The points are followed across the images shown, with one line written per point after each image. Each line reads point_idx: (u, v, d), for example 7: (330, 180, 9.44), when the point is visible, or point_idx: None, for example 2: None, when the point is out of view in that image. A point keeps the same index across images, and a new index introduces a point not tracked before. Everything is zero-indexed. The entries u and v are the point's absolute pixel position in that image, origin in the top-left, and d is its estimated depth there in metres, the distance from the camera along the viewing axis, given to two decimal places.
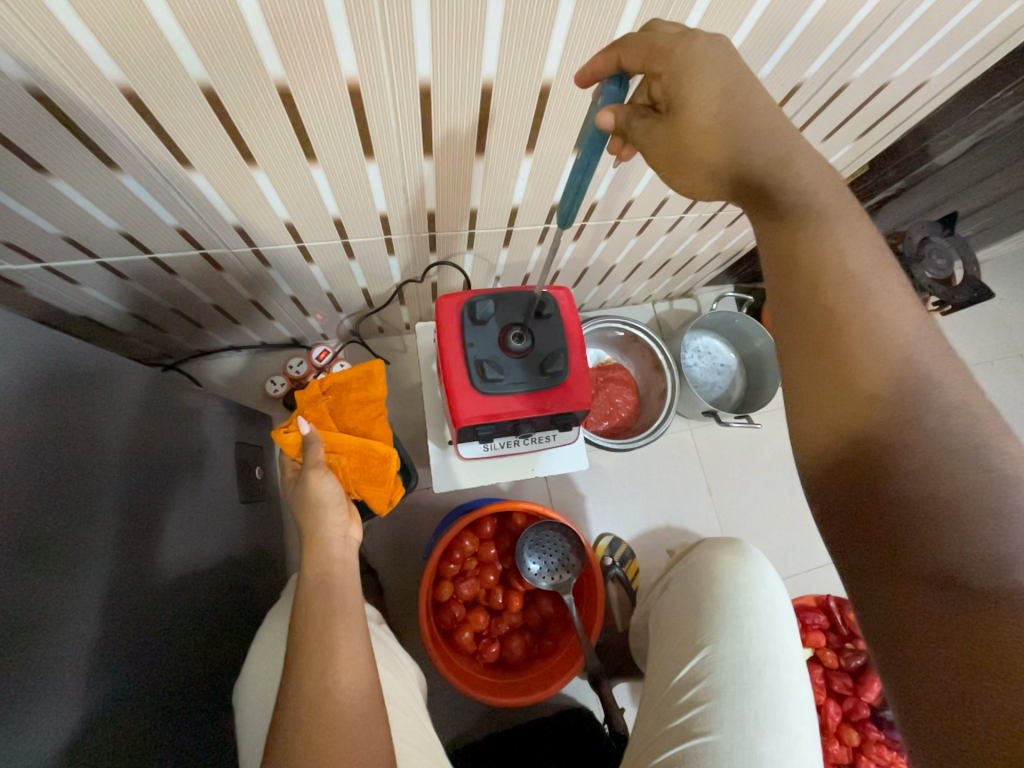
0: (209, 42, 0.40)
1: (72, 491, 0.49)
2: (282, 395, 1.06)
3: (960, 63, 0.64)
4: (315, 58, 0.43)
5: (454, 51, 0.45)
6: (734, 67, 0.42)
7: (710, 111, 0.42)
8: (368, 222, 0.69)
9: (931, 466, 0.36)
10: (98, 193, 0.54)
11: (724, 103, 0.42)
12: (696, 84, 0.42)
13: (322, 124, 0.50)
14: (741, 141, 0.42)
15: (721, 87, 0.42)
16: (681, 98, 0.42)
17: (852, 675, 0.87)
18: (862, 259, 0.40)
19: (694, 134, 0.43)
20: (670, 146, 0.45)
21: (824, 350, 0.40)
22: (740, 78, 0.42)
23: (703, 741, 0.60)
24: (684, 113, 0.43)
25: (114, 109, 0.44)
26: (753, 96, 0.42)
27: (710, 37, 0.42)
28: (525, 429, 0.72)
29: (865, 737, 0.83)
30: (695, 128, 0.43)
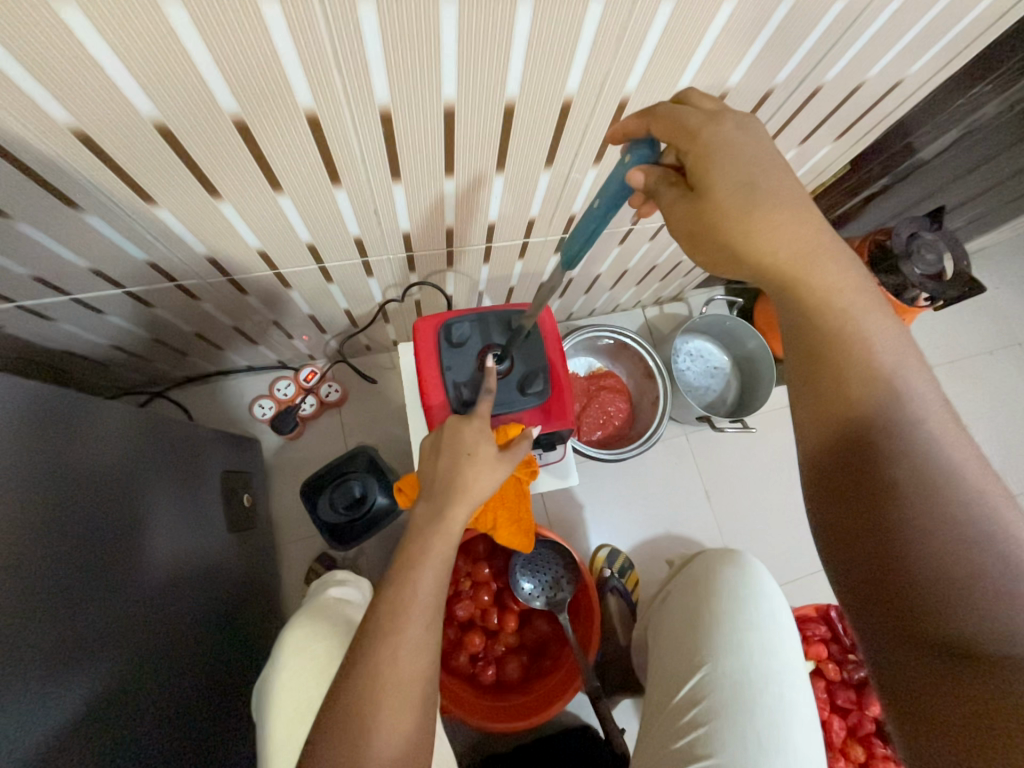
0: (158, 81, 0.39)
1: (31, 542, 0.48)
2: (270, 419, 1.05)
3: (936, 60, 0.63)
4: (268, 91, 0.42)
5: (412, 77, 0.44)
6: (761, 156, 0.44)
7: (737, 192, 0.43)
8: (343, 246, 0.68)
9: (926, 506, 0.40)
10: (61, 233, 0.53)
11: (750, 188, 0.43)
12: (720, 170, 0.43)
13: (284, 155, 0.49)
14: (764, 221, 0.43)
15: (748, 174, 0.43)
16: (710, 179, 0.43)
17: (856, 687, 0.85)
18: (842, 291, 0.44)
19: (720, 216, 0.43)
20: (697, 225, 0.45)
21: (823, 378, 0.45)
22: (763, 164, 0.44)
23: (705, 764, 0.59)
24: (711, 193, 0.43)
25: (69, 150, 0.44)
26: (769, 173, 0.43)
27: (735, 128, 0.44)
28: None
29: (871, 752, 0.82)
30: (724, 207, 0.43)
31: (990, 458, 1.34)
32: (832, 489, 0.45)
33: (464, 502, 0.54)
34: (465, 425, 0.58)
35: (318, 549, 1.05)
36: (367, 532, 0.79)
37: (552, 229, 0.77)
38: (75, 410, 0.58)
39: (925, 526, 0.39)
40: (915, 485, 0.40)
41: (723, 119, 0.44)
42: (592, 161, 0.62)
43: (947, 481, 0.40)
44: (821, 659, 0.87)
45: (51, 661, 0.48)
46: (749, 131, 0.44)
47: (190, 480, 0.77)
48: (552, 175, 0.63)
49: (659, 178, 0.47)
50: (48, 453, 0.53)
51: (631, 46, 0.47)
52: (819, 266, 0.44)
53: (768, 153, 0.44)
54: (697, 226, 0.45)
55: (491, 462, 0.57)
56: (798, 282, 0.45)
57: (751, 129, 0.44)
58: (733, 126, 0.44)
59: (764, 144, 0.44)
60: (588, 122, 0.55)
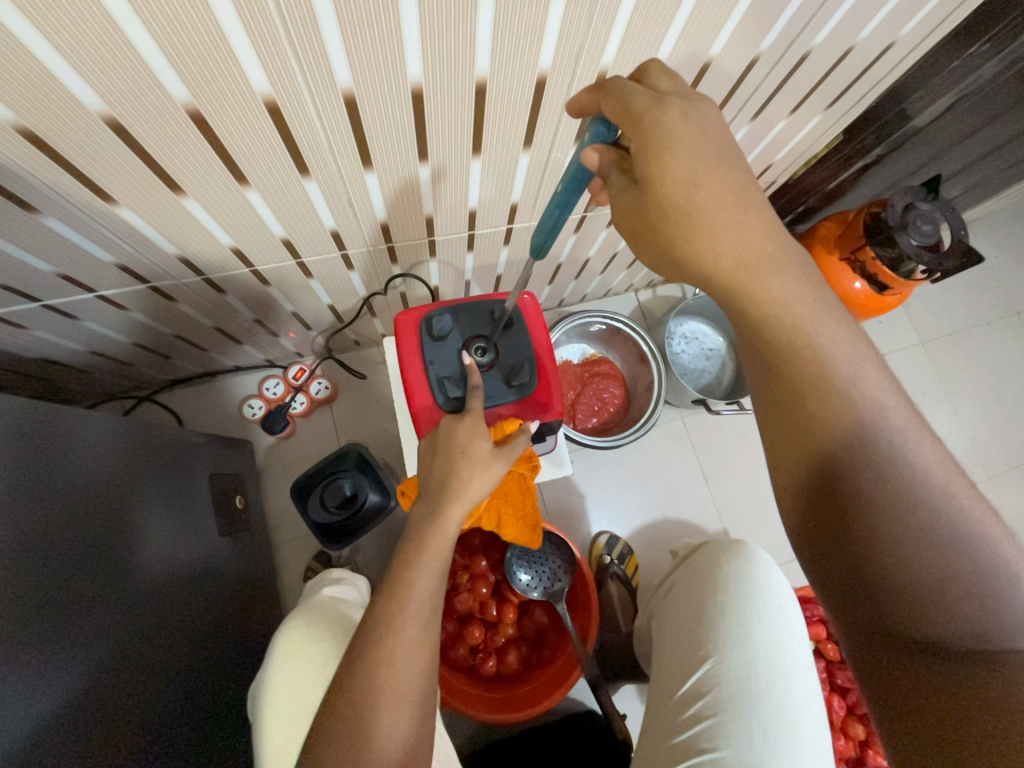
0: (100, 70, 0.37)
1: (11, 556, 0.47)
2: (260, 419, 1.04)
3: (929, 19, 0.60)
4: (220, 77, 0.40)
5: (374, 57, 0.42)
6: (703, 147, 0.42)
7: (676, 188, 0.42)
8: (318, 240, 0.66)
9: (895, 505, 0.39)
10: (19, 236, 0.51)
11: (691, 184, 0.42)
12: (662, 161, 0.42)
13: (245, 145, 0.47)
14: (713, 217, 0.42)
15: (690, 169, 0.42)
16: (651, 174, 0.42)
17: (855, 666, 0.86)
18: (809, 283, 0.43)
19: (662, 210, 0.43)
20: (641, 219, 0.45)
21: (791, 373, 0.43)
22: (707, 155, 0.42)
23: (711, 757, 0.59)
24: (653, 191, 0.43)
25: (15, 149, 0.41)
26: (714, 158, 0.42)
27: (678, 116, 0.42)
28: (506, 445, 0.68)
29: (870, 729, 0.82)
30: (665, 203, 0.43)
31: (988, 430, 1.33)
32: (801, 506, 0.44)
33: (461, 503, 0.53)
34: (458, 423, 0.57)
35: (315, 547, 1.05)
36: (360, 530, 0.78)
37: (536, 214, 0.74)
38: (54, 419, 0.57)
39: (897, 539, 0.39)
40: (880, 507, 0.39)
41: (666, 105, 0.42)
42: (572, 140, 0.60)
43: (912, 494, 0.39)
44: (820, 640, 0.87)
45: (40, 674, 0.47)
46: (696, 118, 0.42)
47: (179, 485, 0.76)
48: (531, 156, 0.61)
49: (610, 161, 0.46)
50: (23, 464, 0.51)
51: (605, 14, 0.44)
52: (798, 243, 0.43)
53: (713, 141, 0.42)
54: (641, 222, 0.45)
55: (485, 458, 0.56)
56: (754, 265, 0.42)
57: (697, 115, 0.42)
58: (677, 115, 0.42)
59: (711, 131, 0.43)
60: (565, 98, 0.53)
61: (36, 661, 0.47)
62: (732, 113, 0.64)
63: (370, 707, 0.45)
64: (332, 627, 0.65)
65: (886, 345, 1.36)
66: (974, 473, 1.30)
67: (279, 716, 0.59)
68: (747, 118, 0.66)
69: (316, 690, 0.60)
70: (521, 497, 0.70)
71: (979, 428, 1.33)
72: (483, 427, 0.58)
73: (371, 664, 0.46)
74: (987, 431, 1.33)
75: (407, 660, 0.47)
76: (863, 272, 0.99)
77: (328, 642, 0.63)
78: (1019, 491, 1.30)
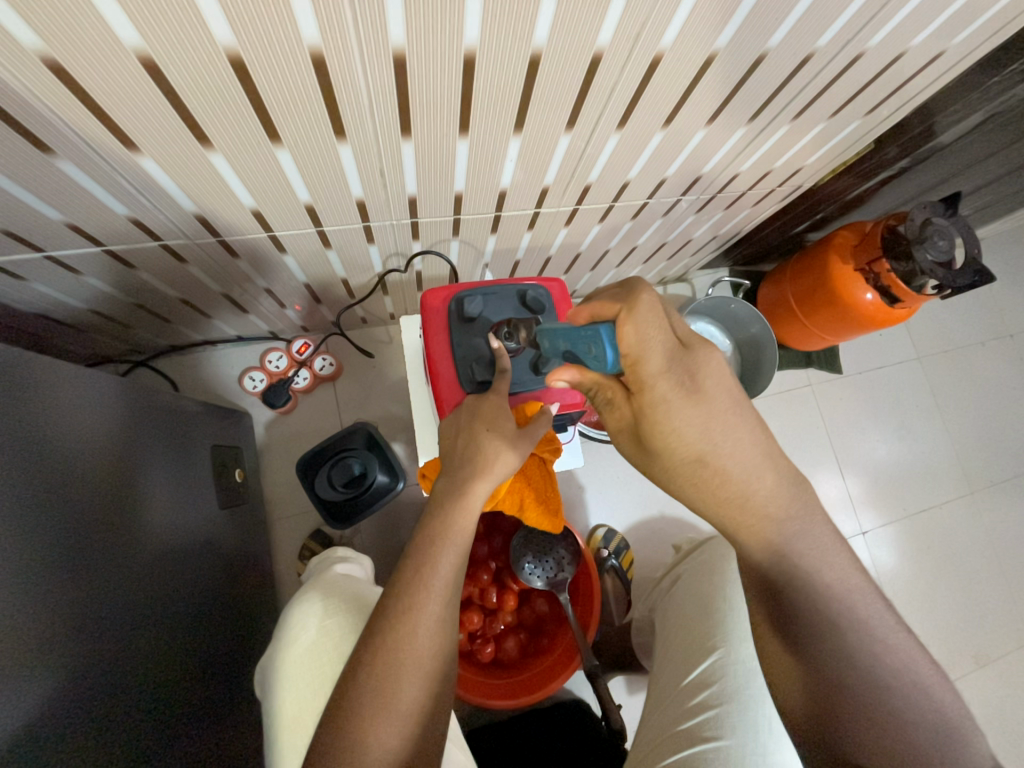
0: (142, 3, 0.34)
1: (17, 516, 0.46)
2: (261, 392, 1.00)
3: (979, 32, 0.59)
4: (270, 24, 0.37)
5: (434, 17, 0.40)
6: (714, 426, 0.45)
7: (685, 462, 0.46)
8: (344, 209, 0.64)
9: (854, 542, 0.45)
10: (32, 179, 0.48)
11: (698, 460, 0.46)
12: (672, 436, 0.46)
13: (284, 100, 0.44)
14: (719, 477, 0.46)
15: (699, 449, 0.45)
16: (659, 444, 0.47)
17: None
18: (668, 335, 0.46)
19: (672, 472, 0.48)
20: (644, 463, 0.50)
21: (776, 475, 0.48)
22: (714, 433, 0.45)
23: (715, 746, 0.60)
24: (664, 455, 0.47)
25: (36, 81, 0.38)
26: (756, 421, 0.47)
27: (685, 399, 0.45)
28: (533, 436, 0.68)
29: None
30: (681, 474, 0.47)
31: (977, 446, 1.38)
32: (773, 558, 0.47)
33: (487, 481, 0.52)
34: (487, 404, 0.56)
35: (312, 526, 1.03)
36: (366, 511, 0.77)
37: (565, 199, 0.73)
38: (57, 371, 0.54)
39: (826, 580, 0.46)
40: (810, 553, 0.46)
41: (672, 385, 0.45)
42: (614, 127, 0.58)
43: None
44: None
45: (39, 639, 0.45)
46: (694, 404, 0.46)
47: (179, 456, 0.74)
48: (570, 141, 0.59)
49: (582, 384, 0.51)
50: (29, 421, 0.49)
51: None
52: (713, 370, 0.46)
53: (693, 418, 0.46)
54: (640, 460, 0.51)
55: (511, 441, 0.55)
56: (718, 420, 0.45)
57: (700, 387, 0.45)
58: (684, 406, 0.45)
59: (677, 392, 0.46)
60: (616, 82, 0.51)
61: (35, 626, 0.45)
62: (775, 109, 0.63)
63: (389, 682, 0.45)
64: (345, 602, 0.64)
65: (886, 358, 1.38)
66: (959, 488, 1.35)
67: (296, 689, 0.58)
68: (787, 118, 0.65)
69: (332, 663, 0.59)
70: (540, 485, 0.71)
71: (966, 446, 1.38)
72: (507, 409, 0.57)
73: (392, 643, 0.46)
74: (975, 448, 1.38)
75: (426, 637, 0.47)
76: (876, 284, 1.00)
77: (342, 617, 0.62)
78: (1000, 507, 1.35)
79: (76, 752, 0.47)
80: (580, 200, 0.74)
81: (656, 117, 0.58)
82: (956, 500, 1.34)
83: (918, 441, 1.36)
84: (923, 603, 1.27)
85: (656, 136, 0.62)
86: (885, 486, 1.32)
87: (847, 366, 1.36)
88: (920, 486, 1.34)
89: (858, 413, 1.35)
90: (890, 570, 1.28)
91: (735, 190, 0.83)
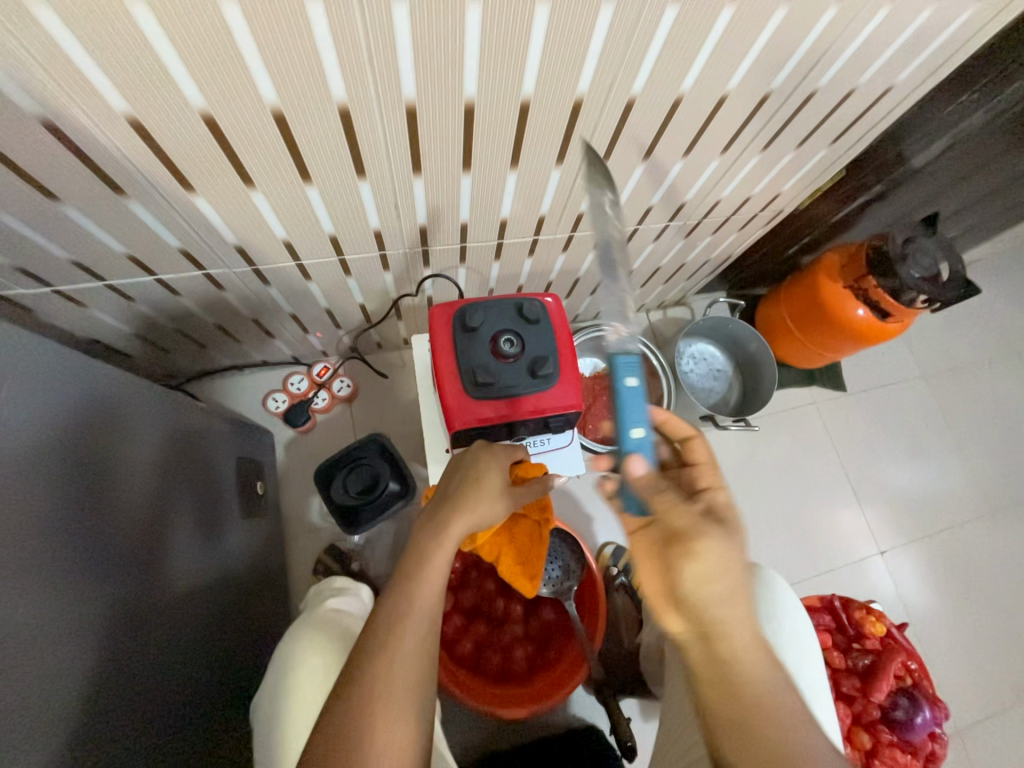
0: (208, 71, 0.43)
1: (81, 513, 0.52)
2: (283, 412, 1.07)
3: (921, 69, 0.67)
4: (307, 84, 0.46)
5: (439, 73, 0.48)
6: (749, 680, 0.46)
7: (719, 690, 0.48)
8: (363, 239, 0.72)
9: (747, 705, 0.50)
10: (107, 217, 0.57)
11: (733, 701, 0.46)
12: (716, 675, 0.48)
13: (314, 145, 0.53)
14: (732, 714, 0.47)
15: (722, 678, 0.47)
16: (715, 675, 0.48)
17: (861, 675, 0.80)
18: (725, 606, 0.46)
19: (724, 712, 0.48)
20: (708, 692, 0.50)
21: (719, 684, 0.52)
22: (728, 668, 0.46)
23: None
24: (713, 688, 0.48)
25: (119, 135, 0.47)
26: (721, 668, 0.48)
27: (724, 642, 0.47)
28: (521, 433, 0.68)
29: (876, 740, 0.77)
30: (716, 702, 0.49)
31: (993, 464, 1.36)
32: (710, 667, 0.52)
33: (467, 524, 0.57)
34: (483, 456, 0.62)
35: (327, 542, 1.07)
36: (377, 519, 0.80)
37: (561, 227, 0.80)
38: (125, 390, 0.63)
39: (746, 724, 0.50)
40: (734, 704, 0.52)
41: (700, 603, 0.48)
42: (600, 160, 0.66)
43: None
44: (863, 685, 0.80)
45: (80, 637, 0.49)
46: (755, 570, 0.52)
47: (205, 467, 0.79)
48: (561, 174, 0.67)
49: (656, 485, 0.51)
50: (91, 431, 0.56)
51: (638, 49, 0.51)
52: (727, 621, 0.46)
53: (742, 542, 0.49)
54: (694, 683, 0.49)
55: (494, 494, 0.60)
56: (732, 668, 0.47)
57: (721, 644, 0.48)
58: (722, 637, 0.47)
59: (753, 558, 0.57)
60: (597, 121, 0.59)
61: (55, 643, 0.47)
62: (745, 141, 0.70)
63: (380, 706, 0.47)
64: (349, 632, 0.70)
65: (891, 376, 1.40)
66: (977, 507, 1.32)
67: (295, 713, 0.62)
68: (757, 149, 0.73)
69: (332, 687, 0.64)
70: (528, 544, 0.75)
71: (983, 464, 1.36)
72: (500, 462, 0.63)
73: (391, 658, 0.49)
74: (993, 466, 1.36)
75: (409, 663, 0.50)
76: (865, 300, 1.05)
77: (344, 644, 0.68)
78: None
79: (110, 738, 0.50)
80: (575, 227, 0.81)
81: (637, 151, 0.65)
82: (978, 521, 1.32)
83: (931, 459, 1.35)
84: (949, 627, 1.23)
85: (639, 168, 0.70)
86: (901, 506, 1.31)
87: (851, 384, 1.38)
88: (937, 504, 1.32)
89: (866, 431, 1.35)
90: (911, 593, 1.25)
91: (719, 216, 0.90)
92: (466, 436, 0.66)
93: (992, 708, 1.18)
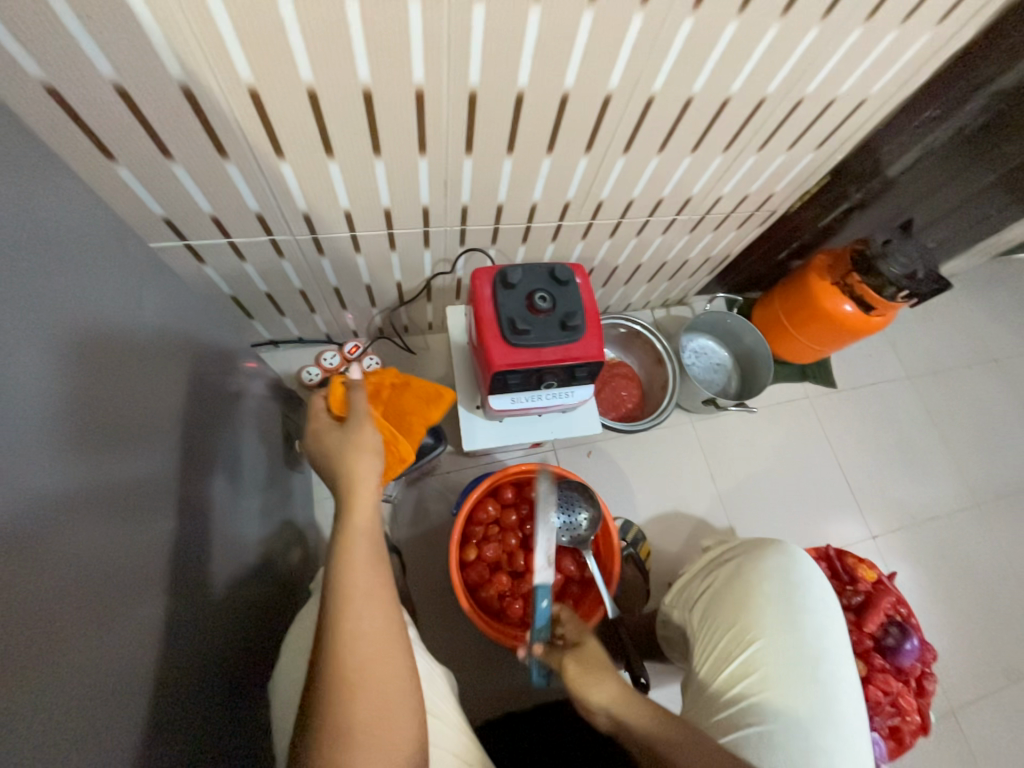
0: (320, 52, 0.54)
1: (152, 450, 0.54)
2: (316, 384, 1.15)
3: (891, 83, 0.79)
4: (394, 67, 0.57)
5: (499, 64, 0.59)
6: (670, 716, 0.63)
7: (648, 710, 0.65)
8: (412, 214, 0.82)
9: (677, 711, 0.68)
10: (206, 178, 0.66)
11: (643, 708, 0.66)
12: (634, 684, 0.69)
13: (389, 121, 0.63)
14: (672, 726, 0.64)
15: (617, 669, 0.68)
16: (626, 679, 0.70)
17: (854, 612, 0.88)
18: None
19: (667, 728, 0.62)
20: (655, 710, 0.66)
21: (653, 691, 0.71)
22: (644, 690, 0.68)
23: (758, 730, 0.72)
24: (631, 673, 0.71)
25: (237, 103, 0.57)
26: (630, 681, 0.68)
27: None
28: (548, 381, 0.77)
29: (870, 666, 0.83)
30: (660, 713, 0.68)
31: (977, 459, 1.45)
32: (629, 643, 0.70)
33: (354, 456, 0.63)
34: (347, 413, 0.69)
35: None
36: None
37: (582, 214, 0.91)
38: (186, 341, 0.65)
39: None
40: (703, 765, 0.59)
41: None
42: (622, 150, 0.77)
43: None
44: (857, 618, 0.88)
45: (151, 562, 0.50)
46: None
47: (255, 418, 0.85)
48: (587, 162, 0.78)
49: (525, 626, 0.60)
50: (165, 377, 0.59)
51: (659, 52, 0.62)
52: None
53: None
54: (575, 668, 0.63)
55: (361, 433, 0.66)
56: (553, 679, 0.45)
57: None
58: None
59: None
60: (622, 114, 0.70)
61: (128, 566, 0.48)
62: (744, 141, 0.82)
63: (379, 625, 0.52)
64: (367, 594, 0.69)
65: (879, 375, 1.50)
66: (963, 497, 1.41)
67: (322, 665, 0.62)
68: (754, 149, 0.85)
69: None
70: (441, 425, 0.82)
71: (967, 458, 1.45)
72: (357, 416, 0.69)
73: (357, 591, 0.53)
74: (976, 461, 1.45)
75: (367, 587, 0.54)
76: (851, 295, 1.16)
77: None
78: (1007, 519, 1.40)
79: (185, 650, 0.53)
80: (595, 215, 0.92)
81: (653, 143, 0.77)
82: (964, 510, 1.40)
83: (918, 452, 1.44)
84: (940, 611, 1.29)
85: (653, 160, 0.81)
86: (890, 495, 1.39)
87: (842, 381, 1.48)
88: (925, 495, 1.40)
89: (857, 425, 1.44)
90: (904, 577, 1.31)
91: (721, 213, 1.02)
92: (500, 378, 0.74)
93: (985, 689, 1.23)
